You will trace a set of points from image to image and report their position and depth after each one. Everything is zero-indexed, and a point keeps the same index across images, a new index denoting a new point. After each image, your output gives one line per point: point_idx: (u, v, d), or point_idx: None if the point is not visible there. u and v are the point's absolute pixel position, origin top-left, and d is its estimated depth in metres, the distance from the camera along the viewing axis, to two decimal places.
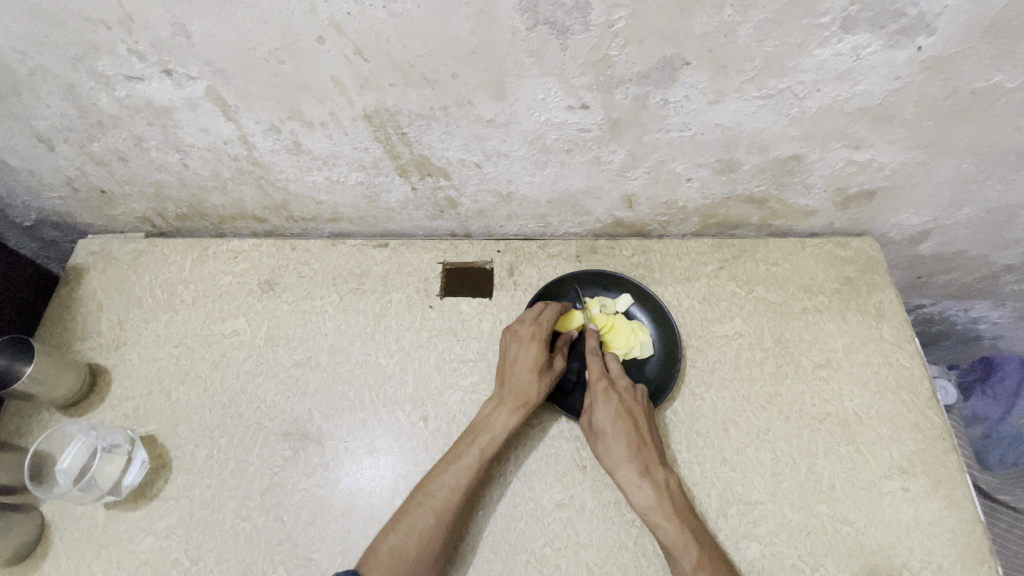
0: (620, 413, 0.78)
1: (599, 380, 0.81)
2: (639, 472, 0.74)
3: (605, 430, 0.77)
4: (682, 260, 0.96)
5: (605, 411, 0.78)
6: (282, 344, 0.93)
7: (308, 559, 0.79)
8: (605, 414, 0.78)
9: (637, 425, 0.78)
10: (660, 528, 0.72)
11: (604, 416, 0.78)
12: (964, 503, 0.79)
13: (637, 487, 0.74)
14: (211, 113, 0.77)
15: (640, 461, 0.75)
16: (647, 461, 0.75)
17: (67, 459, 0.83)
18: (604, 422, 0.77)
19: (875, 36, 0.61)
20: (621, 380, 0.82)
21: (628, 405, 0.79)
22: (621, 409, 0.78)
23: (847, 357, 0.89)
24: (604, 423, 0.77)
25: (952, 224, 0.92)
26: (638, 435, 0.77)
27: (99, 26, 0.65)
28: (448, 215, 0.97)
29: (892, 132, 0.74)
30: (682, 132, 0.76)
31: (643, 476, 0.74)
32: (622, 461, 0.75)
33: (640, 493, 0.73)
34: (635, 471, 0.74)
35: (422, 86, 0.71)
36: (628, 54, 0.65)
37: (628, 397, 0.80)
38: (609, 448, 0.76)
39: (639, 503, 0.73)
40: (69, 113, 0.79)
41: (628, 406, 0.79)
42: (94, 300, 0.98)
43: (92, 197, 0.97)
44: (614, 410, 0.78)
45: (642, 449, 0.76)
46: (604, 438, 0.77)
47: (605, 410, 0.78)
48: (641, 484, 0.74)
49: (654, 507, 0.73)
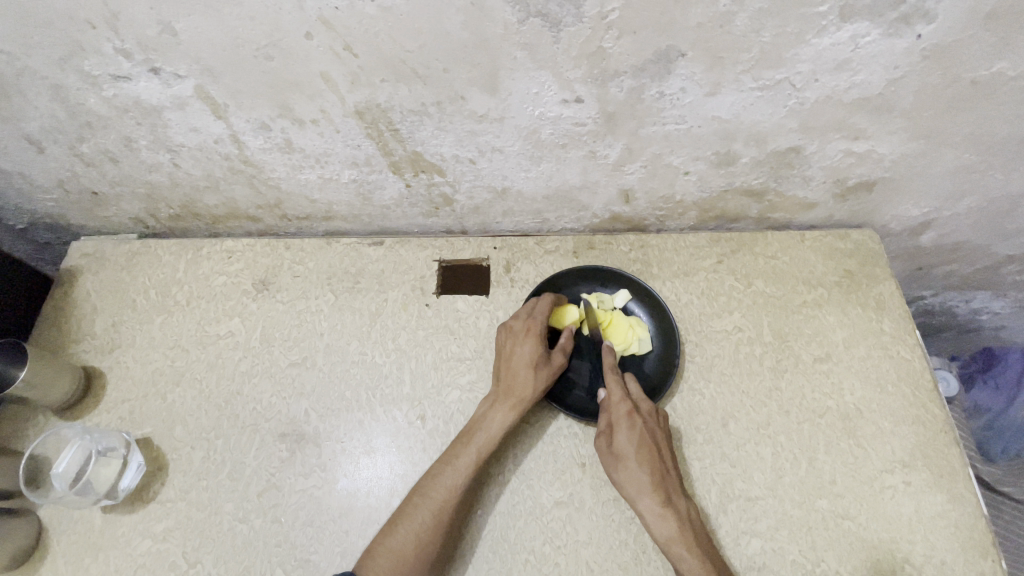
0: (644, 440, 0.77)
1: (622, 403, 0.79)
2: (662, 501, 0.73)
3: (627, 456, 0.76)
4: (680, 254, 0.95)
5: (628, 437, 0.77)
6: (277, 345, 0.92)
7: (307, 561, 0.78)
8: (628, 440, 0.76)
9: (659, 453, 0.77)
10: (681, 559, 0.71)
11: (627, 442, 0.76)
12: (966, 497, 0.79)
13: (659, 516, 0.73)
14: (201, 111, 0.76)
15: (663, 490, 0.74)
16: (669, 489, 0.74)
17: (61, 463, 0.82)
18: (627, 448, 0.76)
19: (874, 25, 0.60)
20: (643, 404, 0.80)
21: (651, 431, 0.78)
22: (644, 435, 0.77)
23: (847, 351, 0.88)
24: (627, 449, 0.76)
25: (953, 215, 0.91)
26: (660, 463, 0.76)
27: (84, 26, 0.64)
28: (443, 212, 0.96)
29: (892, 122, 0.73)
30: (678, 125, 0.74)
31: (666, 506, 0.73)
32: (644, 489, 0.74)
33: (662, 523, 0.72)
34: (658, 500, 0.73)
35: (414, 82, 0.70)
36: (622, 46, 0.64)
37: (651, 422, 0.79)
38: (630, 474, 0.75)
39: (661, 533, 0.72)
40: (57, 114, 0.78)
41: (651, 432, 0.78)
42: (88, 303, 0.97)
43: (84, 199, 0.96)
44: (638, 437, 0.77)
45: (665, 478, 0.75)
46: (626, 464, 0.76)
47: (629, 435, 0.77)
48: (664, 514, 0.73)
49: (676, 537, 0.72)
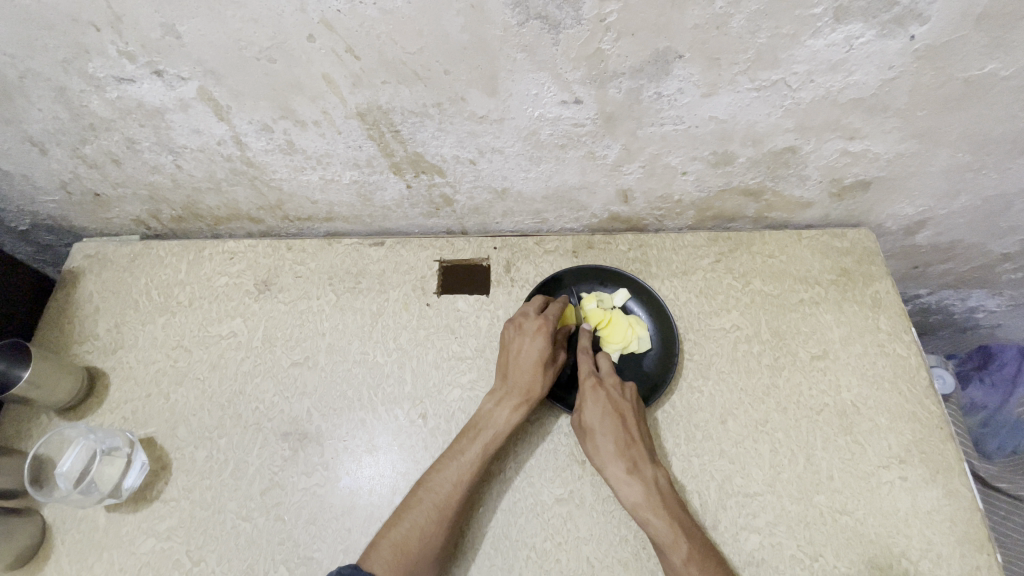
0: (607, 410, 0.78)
1: (587, 378, 0.82)
2: (627, 469, 0.75)
3: (592, 428, 0.78)
4: (679, 254, 0.96)
5: (593, 409, 0.79)
6: (279, 345, 0.93)
7: (310, 558, 0.79)
8: (593, 412, 0.79)
9: (624, 422, 0.78)
10: (649, 524, 0.72)
11: (592, 414, 0.79)
12: (962, 491, 0.79)
13: (625, 484, 0.74)
14: (204, 113, 0.76)
15: (628, 458, 0.76)
16: (635, 457, 0.76)
17: (66, 462, 0.82)
18: (592, 420, 0.78)
19: (867, 26, 0.61)
20: (610, 378, 0.82)
21: (616, 403, 0.80)
22: (608, 407, 0.79)
23: (844, 348, 0.89)
24: (591, 421, 0.78)
25: (948, 214, 0.92)
26: (625, 432, 0.77)
27: (88, 28, 0.65)
28: (444, 213, 0.97)
29: (887, 121, 0.74)
30: (676, 126, 0.75)
31: (631, 473, 0.75)
32: (609, 458, 0.76)
33: (628, 490, 0.74)
34: (623, 468, 0.75)
35: (414, 83, 0.71)
36: (621, 47, 0.65)
37: (616, 394, 0.81)
38: (597, 445, 0.77)
39: (628, 500, 0.74)
40: (61, 117, 0.78)
41: (616, 403, 0.80)
42: (91, 304, 0.98)
43: (87, 201, 0.96)
44: (602, 408, 0.79)
45: (631, 447, 0.77)
46: (592, 435, 0.78)
47: (593, 408, 0.79)
48: (629, 481, 0.74)
49: (642, 503, 0.73)
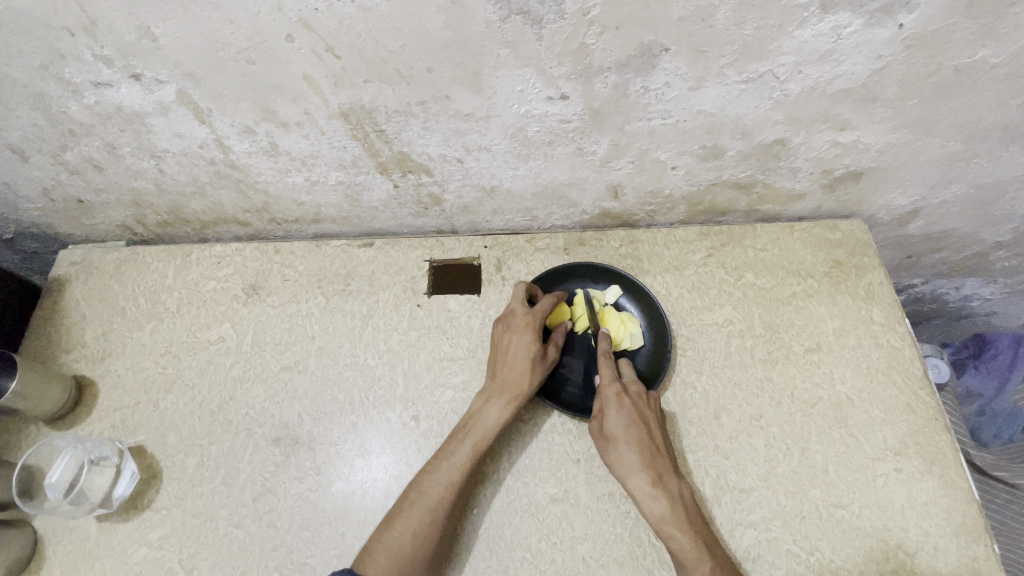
0: (633, 420, 0.77)
1: (611, 385, 0.80)
2: (652, 481, 0.73)
3: (617, 437, 0.76)
4: (671, 249, 0.95)
5: (618, 417, 0.78)
6: (269, 349, 0.92)
7: (303, 564, 0.78)
8: (617, 421, 0.77)
9: (649, 433, 0.77)
10: (672, 538, 0.71)
11: (616, 423, 0.77)
12: (958, 482, 0.79)
13: (649, 496, 0.73)
14: (185, 117, 0.75)
15: (654, 470, 0.74)
16: (660, 470, 0.75)
17: (55, 473, 0.81)
18: (616, 428, 0.77)
19: (855, 15, 0.60)
20: (633, 386, 0.81)
21: (641, 412, 0.79)
22: (633, 416, 0.78)
23: (837, 340, 0.89)
24: (616, 430, 0.77)
25: (940, 203, 0.91)
26: (650, 443, 0.76)
27: (62, 33, 0.64)
28: (432, 212, 0.96)
29: (877, 112, 0.73)
30: (664, 120, 0.74)
31: (657, 486, 0.73)
32: (634, 469, 0.74)
33: (652, 503, 0.72)
34: (649, 480, 0.73)
35: (397, 82, 0.69)
36: (605, 42, 0.63)
37: (641, 403, 0.80)
38: (621, 455, 0.76)
39: (651, 513, 0.72)
40: (39, 123, 0.77)
41: (641, 413, 0.79)
42: (77, 312, 0.97)
43: (70, 207, 0.95)
44: (627, 417, 0.78)
45: (656, 458, 0.75)
46: (616, 444, 0.76)
47: (618, 416, 0.78)
48: (655, 493, 0.73)
49: (667, 516, 0.72)
